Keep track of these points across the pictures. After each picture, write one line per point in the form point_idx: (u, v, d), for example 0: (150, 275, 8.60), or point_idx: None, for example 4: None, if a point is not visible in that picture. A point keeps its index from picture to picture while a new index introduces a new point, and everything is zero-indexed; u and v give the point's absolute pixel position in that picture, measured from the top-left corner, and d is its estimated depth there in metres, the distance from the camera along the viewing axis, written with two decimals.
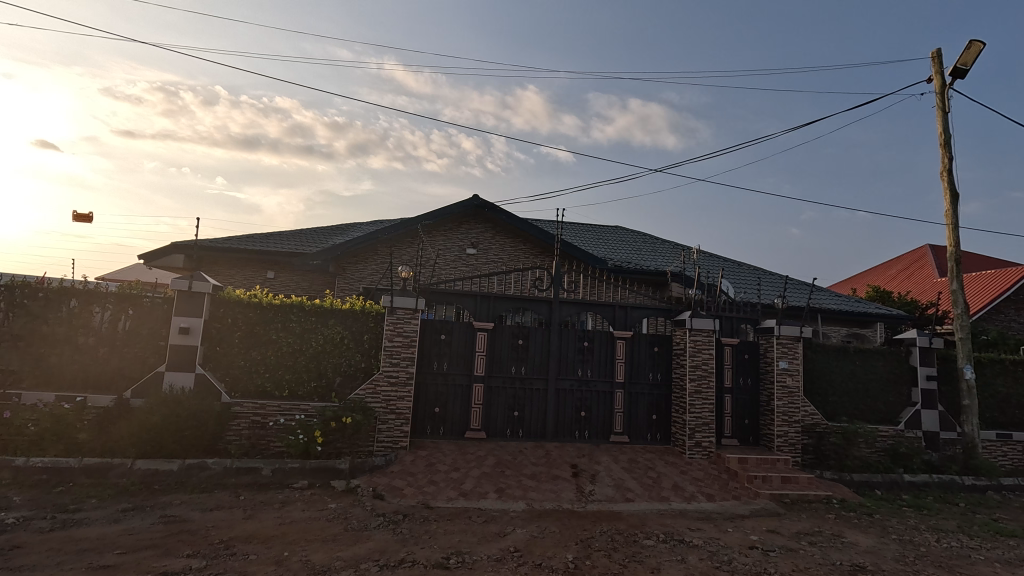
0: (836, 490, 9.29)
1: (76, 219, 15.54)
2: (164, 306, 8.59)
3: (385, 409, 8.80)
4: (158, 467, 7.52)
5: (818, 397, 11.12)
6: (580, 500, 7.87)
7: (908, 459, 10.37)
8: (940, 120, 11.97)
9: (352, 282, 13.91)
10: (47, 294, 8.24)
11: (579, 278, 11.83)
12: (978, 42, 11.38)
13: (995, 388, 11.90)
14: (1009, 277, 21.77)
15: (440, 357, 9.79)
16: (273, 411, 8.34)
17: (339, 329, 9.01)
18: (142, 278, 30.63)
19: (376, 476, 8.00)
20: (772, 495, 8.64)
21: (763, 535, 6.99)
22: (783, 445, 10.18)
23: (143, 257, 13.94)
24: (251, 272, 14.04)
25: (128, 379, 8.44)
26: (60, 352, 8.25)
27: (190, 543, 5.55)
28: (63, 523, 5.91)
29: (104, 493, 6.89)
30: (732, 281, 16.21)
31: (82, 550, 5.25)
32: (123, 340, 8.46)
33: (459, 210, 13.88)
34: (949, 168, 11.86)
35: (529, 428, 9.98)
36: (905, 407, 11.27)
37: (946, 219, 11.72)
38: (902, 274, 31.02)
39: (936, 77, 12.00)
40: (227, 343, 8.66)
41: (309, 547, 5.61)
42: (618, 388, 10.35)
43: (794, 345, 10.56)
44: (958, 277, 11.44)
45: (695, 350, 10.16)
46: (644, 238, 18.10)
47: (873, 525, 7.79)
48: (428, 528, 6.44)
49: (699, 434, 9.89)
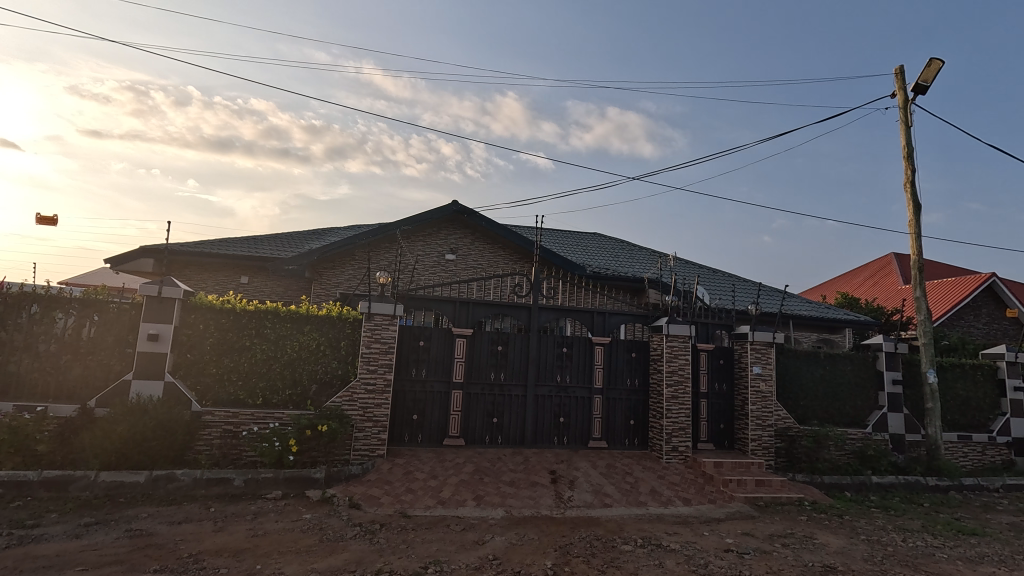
0: (808, 492, 9.51)
1: (39, 220, 14.96)
2: (131, 312, 8.32)
3: (362, 417, 8.67)
4: (123, 479, 7.24)
5: (790, 401, 11.39)
6: (559, 506, 7.87)
7: (876, 461, 10.68)
8: (902, 133, 12.46)
9: (329, 288, 13.69)
10: (5, 300, 7.89)
11: (558, 285, 11.91)
12: (938, 60, 11.91)
13: (956, 392, 12.36)
14: (967, 285, 22.73)
15: (418, 364, 9.71)
16: (246, 419, 8.16)
17: (315, 335, 8.86)
18: (108, 282, 29.70)
19: (353, 485, 7.88)
20: (746, 498, 8.79)
21: (738, 537, 7.11)
22: (757, 449, 10.39)
23: (110, 261, 13.49)
24: (224, 277, 13.74)
25: (92, 388, 8.13)
26: (19, 360, 7.90)
27: (157, 558, 5.36)
28: (20, 540, 5.64)
29: (65, 508, 6.60)
30: (707, 287, 16.52)
31: (41, 568, 5.02)
32: (88, 347, 8.15)
33: (438, 215, 13.84)
34: (912, 180, 12.34)
35: (508, 435, 9.95)
36: (872, 411, 11.63)
37: (910, 229, 12.17)
38: (869, 281, 32.06)
39: (899, 92, 12.49)
40: (198, 351, 8.42)
41: (282, 560, 5.47)
42: (596, 394, 10.42)
43: (767, 351, 10.80)
44: (921, 285, 11.86)
45: (672, 356, 10.30)
46: (622, 245, 18.33)
47: (843, 526, 8.00)
48: (405, 537, 6.36)
49: (675, 439, 10.01)
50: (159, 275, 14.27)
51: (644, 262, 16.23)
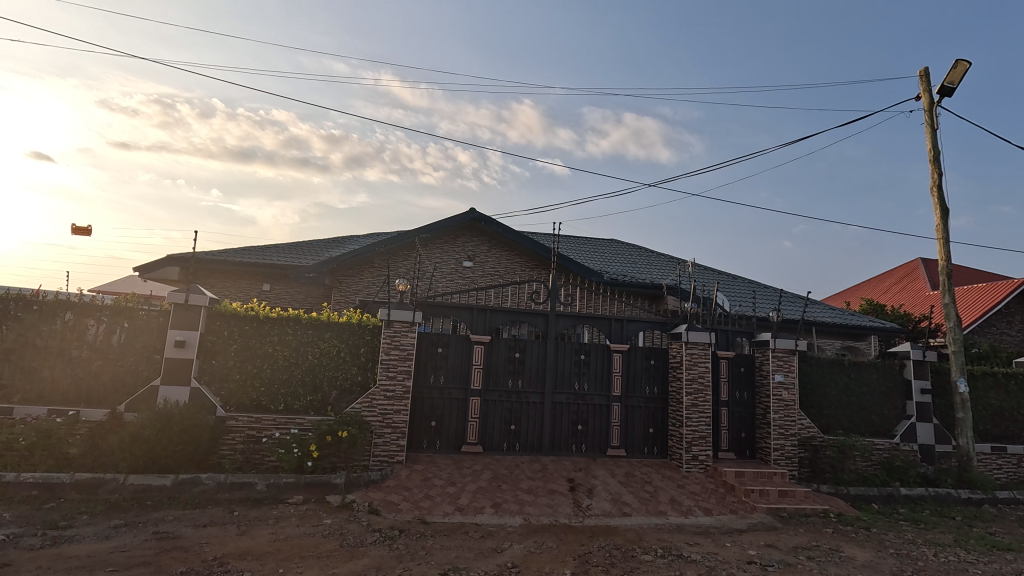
0: (832, 503, 9.29)
1: (73, 230, 15.48)
2: (159, 319, 8.57)
3: (382, 423, 8.74)
4: (151, 483, 7.43)
5: (813, 410, 11.15)
6: (577, 514, 7.83)
7: (904, 472, 10.39)
8: (928, 137, 12.20)
9: (348, 295, 13.87)
10: (41, 307, 8.21)
11: (576, 291, 11.89)
12: (964, 61, 11.66)
13: (988, 401, 11.97)
14: (1000, 292, 22.02)
15: (436, 370, 9.77)
16: (268, 425, 8.27)
17: (335, 342, 8.99)
18: (138, 290, 30.89)
19: (372, 491, 7.93)
20: (769, 509, 8.63)
21: (761, 549, 6.98)
22: (779, 458, 10.20)
23: (138, 269, 13.89)
24: (246, 284, 14.03)
25: (121, 393, 8.36)
26: (53, 365, 8.19)
27: (182, 560, 5.48)
28: (53, 540, 5.82)
29: (95, 510, 6.79)
30: (727, 294, 16.32)
31: (73, 568, 5.17)
32: (118, 353, 8.40)
33: (455, 223, 13.96)
34: (939, 184, 12.07)
35: (526, 442, 9.93)
36: (900, 420, 11.32)
37: (937, 234, 11.89)
38: (896, 288, 31.28)
39: (924, 95, 12.24)
40: (222, 357, 8.60)
41: (303, 564, 5.53)
42: (614, 402, 10.35)
43: (789, 358, 10.62)
44: (950, 291, 11.54)
45: (691, 363, 10.19)
46: (640, 252, 18.23)
47: (871, 539, 7.79)
48: (424, 543, 6.39)
49: (695, 448, 9.88)
50: (185, 283, 14.64)
51: (662, 268, 16.12)
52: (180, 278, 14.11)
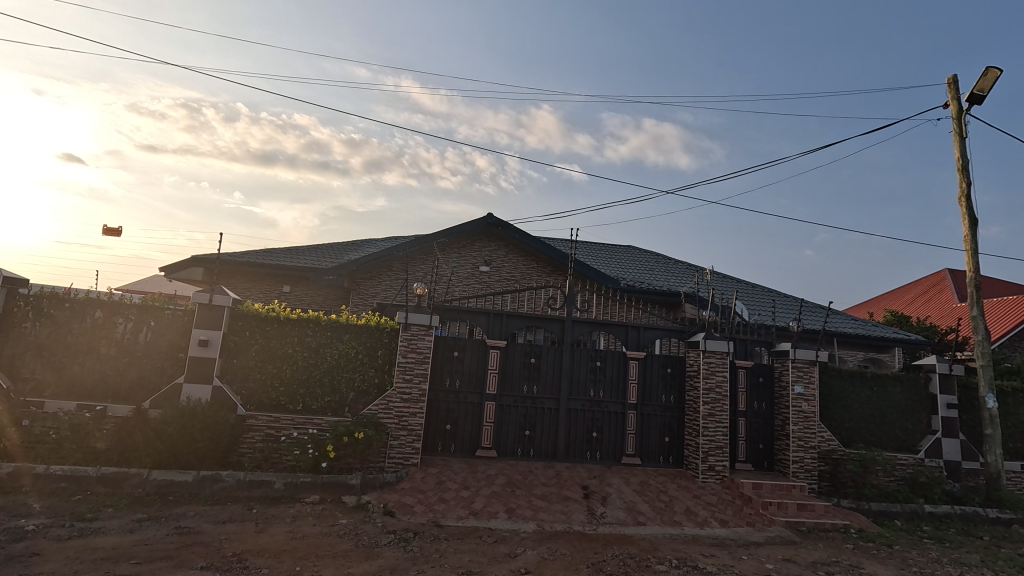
0: (854, 519, 9.08)
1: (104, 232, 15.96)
2: (184, 317, 8.77)
3: (398, 426, 8.82)
4: (173, 478, 7.63)
5: (834, 422, 10.93)
6: (591, 522, 7.79)
7: (928, 488, 10.11)
8: (957, 145, 11.92)
9: (366, 298, 14.01)
10: (73, 304, 8.49)
11: (591, 297, 11.86)
12: (995, 68, 11.39)
13: (1018, 418, 11.59)
14: None
15: (452, 375, 9.82)
16: (287, 425, 8.38)
17: (353, 344, 9.10)
18: (162, 289, 32.36)
19: (387, 493, 8.02)
20: (787, 522, 8.47)
21: (778, 563, 6.87)
22: (798, 471, 10.01)
23: (164, 270, 14.27)
24: (267, 286, 14.32)
25: (147, 390, 8.57)
26: (82, 362, 8.45)
27: (203, 555, 5.59)
28: (80, 532, 6.00)
29: (119, 503, 6.99)
30: (746, 303, 16.13)
31: (99, 559, 5.32)
32: (143, 350, 8.62)
33: (472, 228, 14.04)
34: (967, 194, 11.78)
35: (540, 448, 9.93)
36: (924, 435, 11.02)
37: (965, 244, 11.60)
38: (920, 299, 30.65)
39: (952, 103, 12.00)
40: (244, 357, 8.77)
41: (320, 563, 5.61)
42: (630, 409, 10.29)
43: (809, 369, 10.45)
44: (980, 303, 11.19)
45: (709, 372, 10.08)
46: (657, 259, 18.15)
47: (894, 556, 7.59)
48: (437, 547, 6.42)
49: (712, 458, 9.76)
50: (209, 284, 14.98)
51: (680, 276, 16.03)
52: (205, 279, 14.44)
